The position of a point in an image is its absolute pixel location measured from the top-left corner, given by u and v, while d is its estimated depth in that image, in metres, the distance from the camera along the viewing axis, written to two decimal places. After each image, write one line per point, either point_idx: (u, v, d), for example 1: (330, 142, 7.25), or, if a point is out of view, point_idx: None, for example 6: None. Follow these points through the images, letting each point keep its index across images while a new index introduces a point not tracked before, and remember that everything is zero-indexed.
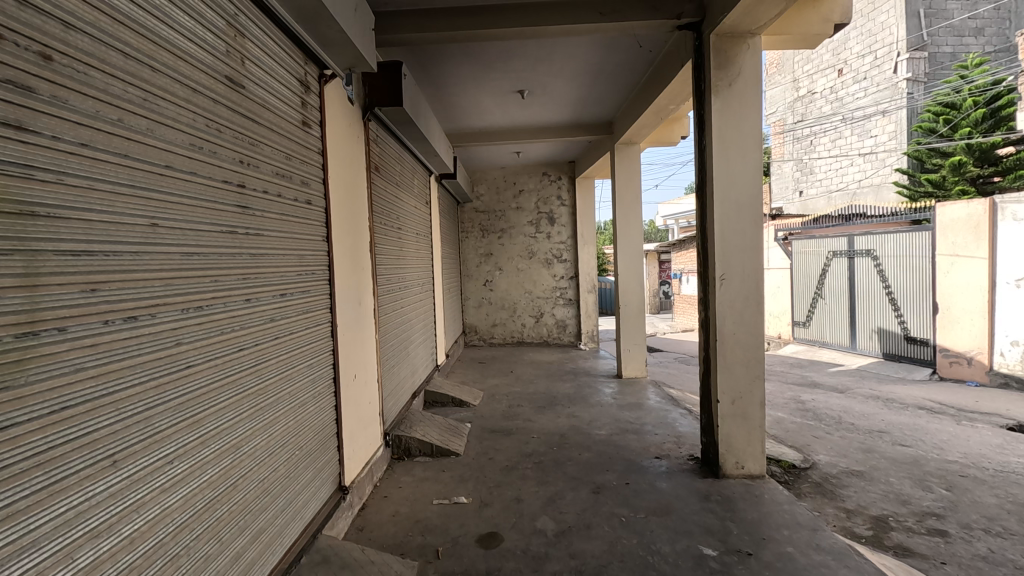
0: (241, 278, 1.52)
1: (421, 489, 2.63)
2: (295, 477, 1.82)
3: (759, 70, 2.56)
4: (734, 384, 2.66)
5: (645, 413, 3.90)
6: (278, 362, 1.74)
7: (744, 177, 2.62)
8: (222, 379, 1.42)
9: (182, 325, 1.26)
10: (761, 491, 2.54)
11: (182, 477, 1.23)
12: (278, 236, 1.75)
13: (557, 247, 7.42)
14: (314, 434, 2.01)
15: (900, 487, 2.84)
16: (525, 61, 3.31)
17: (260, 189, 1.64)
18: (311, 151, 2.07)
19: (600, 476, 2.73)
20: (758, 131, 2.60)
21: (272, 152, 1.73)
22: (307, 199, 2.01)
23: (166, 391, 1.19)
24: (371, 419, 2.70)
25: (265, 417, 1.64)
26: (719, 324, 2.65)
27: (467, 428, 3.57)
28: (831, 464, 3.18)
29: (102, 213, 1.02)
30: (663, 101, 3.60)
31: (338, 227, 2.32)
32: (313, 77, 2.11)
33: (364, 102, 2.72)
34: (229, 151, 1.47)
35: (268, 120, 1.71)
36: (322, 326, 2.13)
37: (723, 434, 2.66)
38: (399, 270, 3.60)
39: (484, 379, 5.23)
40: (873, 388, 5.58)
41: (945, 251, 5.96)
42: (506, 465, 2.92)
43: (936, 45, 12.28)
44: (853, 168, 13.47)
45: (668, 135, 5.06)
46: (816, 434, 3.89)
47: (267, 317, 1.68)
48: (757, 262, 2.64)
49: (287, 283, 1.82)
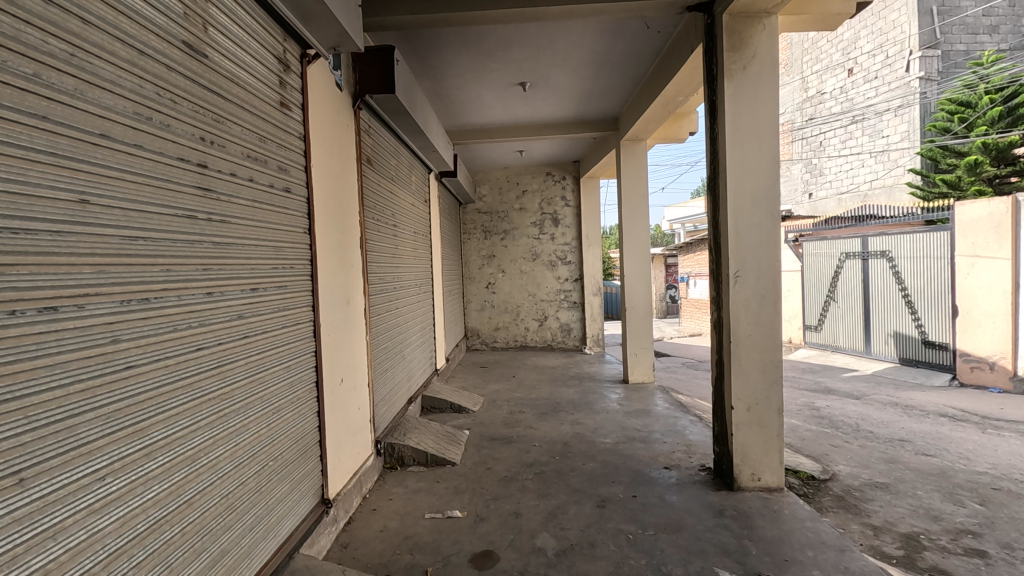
0: (201, 269, 1.36)
1: (413, 501, 2.45)
2: (268, 492, 1.66)
3: (775, 52, 2.39)
4: (749, 390, 2.47)
5: (653, 420, 3.71)
6: (247, 363, 1.57)
7: (760, 166, 2.44)
8: (175, 383, 1.25)
9: (120, 320, 1.09)
10: (780, 505, 2.34)
11: (118, 496, 1.06)
12: (248, 224, 1.59)
13: (561, 248, 7.25)
14: (292, 445, 1.83)
15: (929, 501, 2.64)
16: (526, 48, 3.15)
17: (226, 171, 1.48)
18: (291, 135, 1.91)
19: (605, 488, 2.54)
20: (776, 117, 2.41)
21: (242, 132, 1.57)
22: (285, 187, 1.85)
23: (98, 395, 1.02)
24: (360, 426, 2.52)
25: (230, 425, 1.47)
26: (733, 325, 2.46)
27: (465, 436, 3.40)
28: (853, 476, 2.98)
29: (9, 183, 0.86)
30: (671, 92, 3.43)
31: (322, 217, 2.15)
32: (293, 55, 1.96)
33: (353, 88, 2.56)
34: (187, 127, 1.31)
35: (237, 97, 1.55)
36: (303, 326, 1.96)
37: (738, 443, 2.47)
38: (394, 269, 3.43)
39: (485, 384, 5.04)
40: (892, 394, 5.35)
41: (965, 252, 5.73)
42: (505, 476, 2.74)
43: (950, 43, 11.96)
44: (865, 169, 13.26)
45: (676, 132, 4.88)
46: (834, 443, 3.68)
47: (234, 314, 1.52)
48: (775, 258, 2.44)
49: (259, 277, 1.65)
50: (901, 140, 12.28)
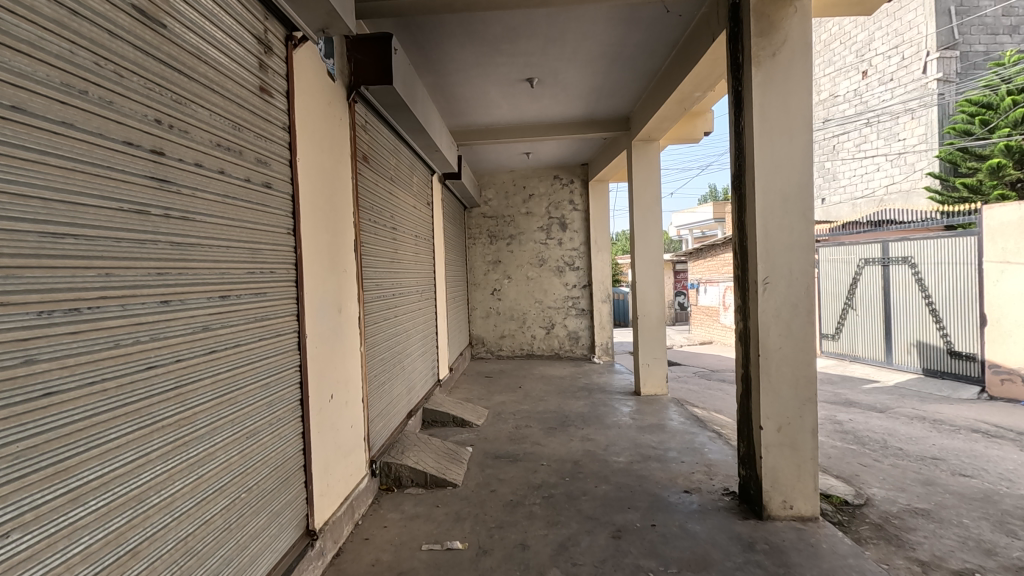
0: (154, 273, 1.15)
1: (410, 529, 2.24)
2: (240, 529, 1.45)
3: (809, 37, 2.17)
4: (780, 407, 2.24)
5: (669, 436, 3.47)
6: (212, 382, 1.36)
7: (793, 163, 2.22)
8: (115, 410, 1.04)
9: (37, 336, 0.88)
10: (817, 538, 2.10)
11: (28, 557, 0.85)
12: (213, 222, 1.38)
13: (569, 254, 7.05)
14: (270, 472, 1.62)
15: (979, 532, 2.39)
16: (534, 38, 2.96)
17: (188, 161, 1.28)
18: (273, 124, 1.71)
19: (620, 516, 2.31)
20: (809, 109, 2.20)
21: (210, 116, 1.37)
22: (266, 182, 1.66)
23: (4, 429, 0.82)
24: (353, 445, 2.31)
25: (191, 454, 1.26)
26: (762, 337, 2.24)
27: (468, 453, 3.17)
28: (890, 501, 2.73)
29: None
30: (687, 87, 3.24)
31: (309, 217, 1.95)
32: (277, 38, 1.77)
33: (347, 80, 2.37)
34: (138, 107, 1.11)
35: (204, 77, 1.35)
36: (284, 338, 1.76)
37: (768, 467, 2.24)
38: (393, 274, 3.23)
39: (490, 396, 4.82)
40: (918, 407, 5.08)
41: (994, 258, 5.46)
42: (511, 500, 2.52)
43: (969, 43, 11.71)
44: (880, 173, 12.99)
45: (689, 131, 4.68)
46: (863, 463, 3.43)
47: (198, 326, 1.31)
48: (808, 264, 2.22)
49: (230, 282, 1.45)
50: (918, 142, 12.04)
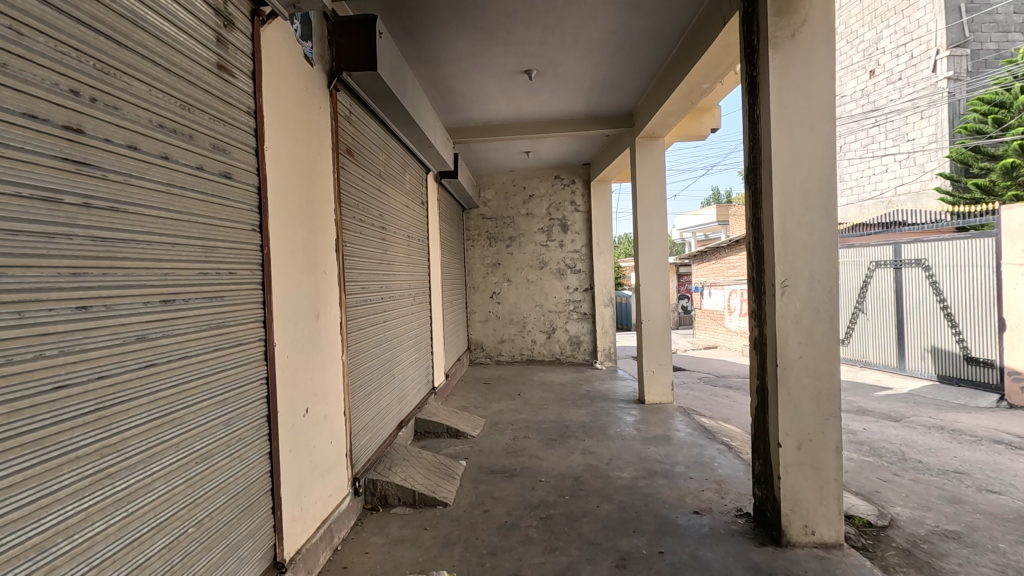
0: (68, 274, 0.96)
1: (394, 556, 2.04)
2: (187, 569, 1.25)
3: (831, 17, 1.99)
4: (800, 422, 2.04)
5: (676, 449, 3.26)
6: (149, 402, 1.16)
7: (814, 155, 2.03)
8: (7, 441, 0.84)
9: None
10: (843, 569, 1.89)
11: None
12: (153, 215, 1.18)
13: (570, 256, 6.86)
14: (226, 502, 1.42)
15: (1016, 559, 2.18)
16: (533, 26, 2.78)
17: (119, 141, 1.09)
18: (233, 107, 1.53)
19: (624, 541, 2.11)
20: (831, 95, 2.01)
21: (148, 90, 1.18)
22: (225, 171, 1.47)
23: None
24: (332, 463, 2.11)
25: (117, 489, 1.06)
26: (781, 347, 2.04)
27: (461, 468, 2.97)
28: (916, 522, 2.52)
29: None
30: (695, 79, 3.05)
31: (279, 210, 1.76)
32: (241, 11, 1.58)
33: (328, 67, 2.20)
34: (42, 71, 0.92)
35: (142, 46, 1.17)
36: (247, 347, 1.56)
37: (787, 488, 2.04)
38: (382, 277, 3.03)
39: (488, 404, 4.62)
40: (935, 416, 4.86)
41: (1013, 260, 5.24)
42: (505, 522, 2.31)
43: (979, 41, 11.60)
44: (887, 174, 12.75)
45: (695, 128, 4.49)
46: (882, 477, 3.22)
47: (131, 336, 1.11)
48: (831, 265, 2.03)
49: (176, 285, 1.26)
50: (927, 142, 11.88)
